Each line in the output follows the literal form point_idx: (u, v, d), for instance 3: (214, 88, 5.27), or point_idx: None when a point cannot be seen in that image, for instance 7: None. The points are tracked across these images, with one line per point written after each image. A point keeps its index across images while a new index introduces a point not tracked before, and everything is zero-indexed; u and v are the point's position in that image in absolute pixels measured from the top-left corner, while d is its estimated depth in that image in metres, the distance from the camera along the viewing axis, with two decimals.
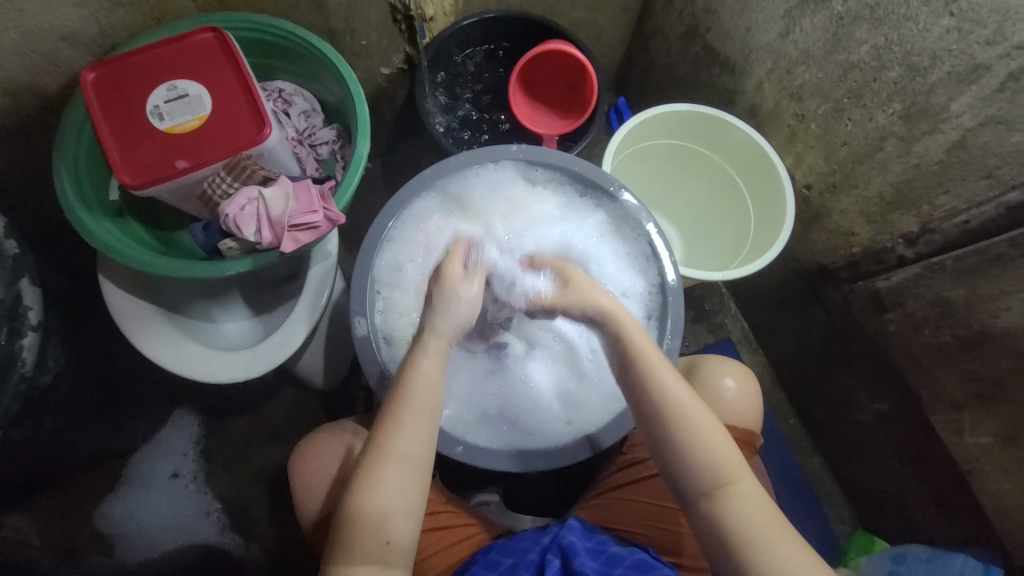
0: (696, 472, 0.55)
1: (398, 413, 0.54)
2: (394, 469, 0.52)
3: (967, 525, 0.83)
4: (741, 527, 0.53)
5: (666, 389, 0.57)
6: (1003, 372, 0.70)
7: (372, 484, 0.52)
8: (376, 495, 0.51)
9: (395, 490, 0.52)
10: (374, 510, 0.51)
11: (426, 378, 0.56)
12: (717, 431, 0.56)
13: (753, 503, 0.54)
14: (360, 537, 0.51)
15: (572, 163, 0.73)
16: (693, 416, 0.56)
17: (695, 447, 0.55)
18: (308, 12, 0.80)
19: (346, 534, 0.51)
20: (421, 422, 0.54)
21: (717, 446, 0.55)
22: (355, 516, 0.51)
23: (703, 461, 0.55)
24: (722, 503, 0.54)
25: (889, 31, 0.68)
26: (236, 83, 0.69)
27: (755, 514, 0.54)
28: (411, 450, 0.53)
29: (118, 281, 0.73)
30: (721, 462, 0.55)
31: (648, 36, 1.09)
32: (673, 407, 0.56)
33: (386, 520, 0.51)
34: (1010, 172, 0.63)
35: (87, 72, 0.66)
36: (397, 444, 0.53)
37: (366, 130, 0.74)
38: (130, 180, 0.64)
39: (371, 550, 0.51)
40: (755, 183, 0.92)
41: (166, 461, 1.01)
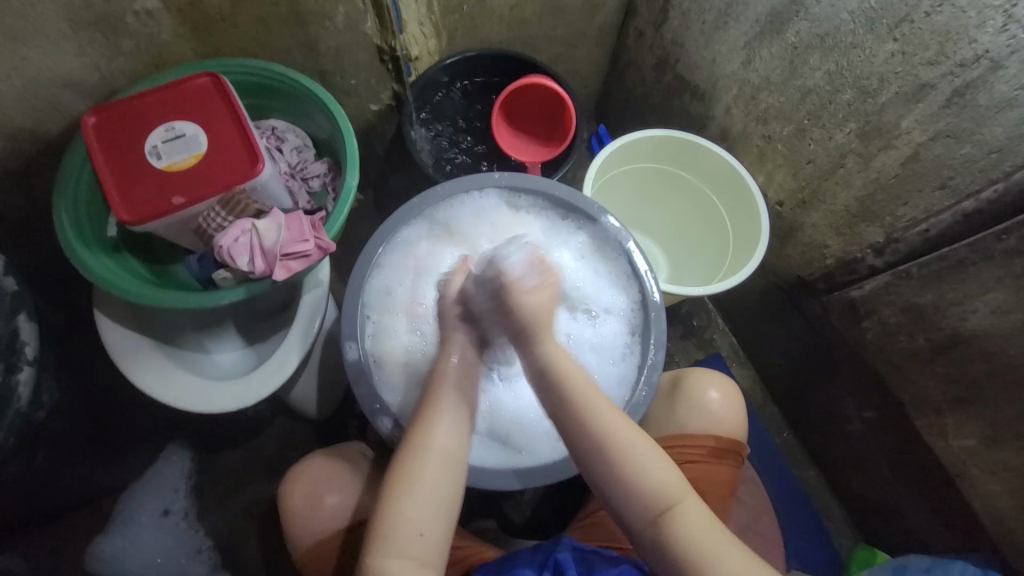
0: (638, 504, 0.56)
1: (436, 408, 0.58)
2: (435, 461, 0.56)
3: (961, 530, 0.83)
4: (688, 551, 0.55)
5: (600, 420, 0.57)
6: (977, 373, 0.72)
7: (413, 475, 0.55)
8: (415, 487, 0.54)
9: (435, 483, 0.55)
10: (412, 502, 0.54)
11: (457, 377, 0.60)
12: (656, 461, 0.57)
13: (695, 524, 0.56)
14: (397, 528, 0.53)
15: (554, 188, 0.76)
16: (626, 449, 0.56)
17: (634, 479, 0.56)
18: (300, 55, 0.85)
19: (384, 526, 0.54)
20: (456, 417, 0.58)
21: (657, 475, 0.56)
22: (393, 509, 0.54)
23: (643, 491, 0.56)
24: (667, 530, 0.56)
25: (840, 58, 0.73)
26: (230, 123, 0.72)
27: (698, 537, 0.55)
28: (448, 444, 0.57)
29: (113, 315, 0.75)
30: (660, 491, 0.56)
31: (623, 69, 1.15)
32: (609, 438, 0.56)
33: (425, 511, 0.54)
34: (962, 182, 0.67)
35: (88, 116, 0.69)
36: (435, 437, 0.56)
37: (355, 163, 0.78)
38: (128, 217, 0.67)
39: (406, 544, 0.53)
40: (731, 202, 0.96)
41: (157, 497, 1.00)
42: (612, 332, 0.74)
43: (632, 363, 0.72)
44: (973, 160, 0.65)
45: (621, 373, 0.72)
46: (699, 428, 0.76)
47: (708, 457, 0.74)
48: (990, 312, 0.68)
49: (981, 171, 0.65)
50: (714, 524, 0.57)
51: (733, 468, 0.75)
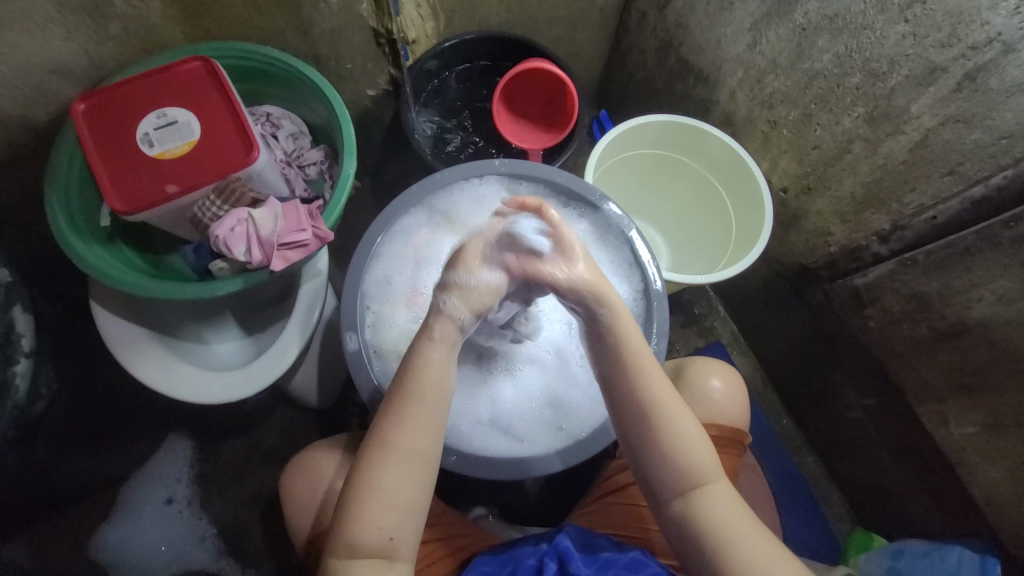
0: (675, 474, 0.56)
1: (402, 407, 0.54)
2: (400, 465, 0.53)
3: (959, 515, 0.84)
4: (714, 527, 0.55)
5: (652, 388, 0.57)
6: (980, 361, 0.72)
7: (374, 481, 0.52)
8: (380, 490, 0.52)
9: (398, 488, 0.53)
10: (375, 507, 0.52)
11: (432, 368, 0.54)
12: (699, 433, 0.57)
13: (725, 503, 0.56)
14: (362, 532, 0.52)
15: (555, 175, 0.75)
16: (675, 419, 0.57)
17: (675, 449, 0.56)
18: (294, 38, 0.83)
19: (349, 528, 0.53)
20: (424, 418, 0.54)
21: (697, 448, 0.57)
22: (358, 512, 0.52)
23: (682, 462, 0.56)
24: (696, 502, 0.56)
25: (849, 40, 0.71)
26: (224, 110, 0.71)
27: (726, 513, 0.56)
28: (414, 447, 0.53)
29: (111, 306, 0.74)
30: (698, 463, 0.56)
31: (624, 51, 1.13)
32: (657, 408, 0.56)
33: (388, 517, 0.52)
34: (971, 168, 0.66)
35: (78, 103, 0.68)
36: (399, 441, 0.53)
37: (353, 150, 0.76)
38: (121, 206, 0.66)
39: (373, 544, 0.52)
40: (735, 188, 0.95)
41: (160, 486, 1.00)
42: None
43: None
44: (983, 146, 0.64)
45: None
46: (702, 417, 0.76)
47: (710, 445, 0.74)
48: (995, 301, 0.68)
49: (991, 157, 0.64)
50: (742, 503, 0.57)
51: (735, 457, 0.75)
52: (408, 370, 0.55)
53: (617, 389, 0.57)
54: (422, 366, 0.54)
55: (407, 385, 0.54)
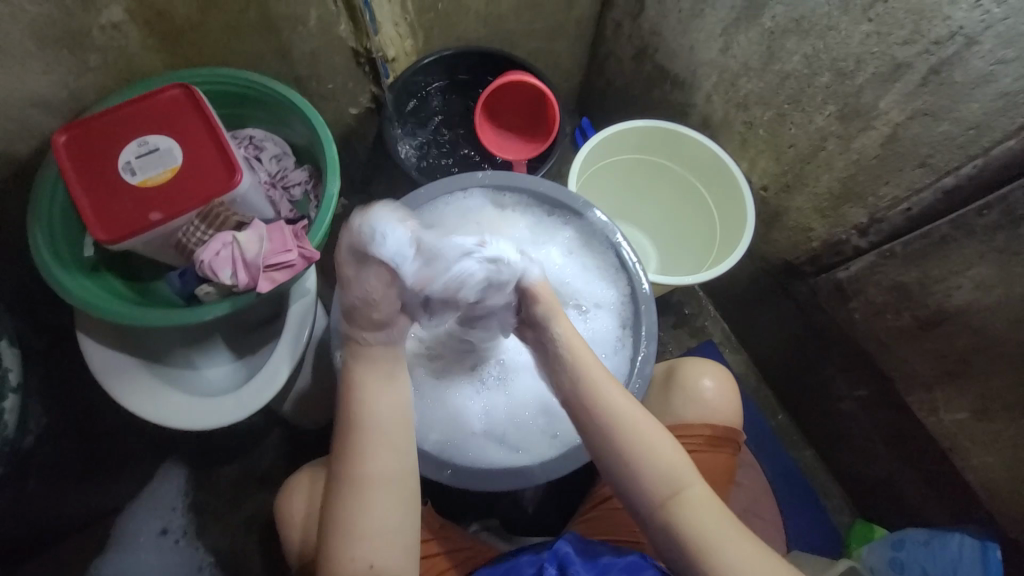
0: (648, 487, 0.57)
1: (356, 439, 0.57)
2: (366, 493, 0.55)
3: (956, 501, 0.85)
4: (696, 535, 0.55)
5: (609, 399, 0.59)
6: (964, 347, 0.73)
7: (347, 515, 0.55)
8: (353, 520, 0.55)
9: (369, 512, 0.55)
10: (351, 536, 0.55)
11: (377, 396, 0.58)
12: (666, 442, 0.58)
13: (705, 509, 0.56)
14: (345, 563, 0.54)
15: (537, 184, 0.76)
16: (637, 431, 0.58)
17: (643, 461, 0.57)
18: (273, 61, 0.84)
19: (333, 562, 0.55)
20: (379, 444, 0.56)
21: (665, 457, 0.58)
22: (337, 545, 0.55)
23: (653, 475, 0.57)
24: (676, 513, 0.56)
25: (816, 41, 0.73)
26: (205, 135, 0.71)
27: (706, 520, 0.56)
28: (376, 473, 0.56)
29: (97, 335, 0.74)
30: (669, 472, 0.57)
31: (602, 60, 1.15)
32: (618, 421, 0.58)
33: (365, 541, 0.55)
34: (941, 159, 0.67)
35: (58, 135, 0.68)
36: (362, 471, 0.56)
37: (336, 169, 0.77)
38: (104, 235, 0.66)
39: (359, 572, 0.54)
40: (716, 189, 0.97)
41: (154, 517, 0.98)
42: (603, 326, 0.74)
43: (624, 356, 0.72)
44: (952, 137, 0.66)
45: (614, 367, 0.72)
46: (695, 417, 0.76)
47: (704, 445, 0.75)
48: (974, 287, 0.69)
49: (960, 147, 0.65)
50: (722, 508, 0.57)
51: (730, 455, 0.76)
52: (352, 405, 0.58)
53: (579, 407, 0.59)
54: (365, 396, 0.58)
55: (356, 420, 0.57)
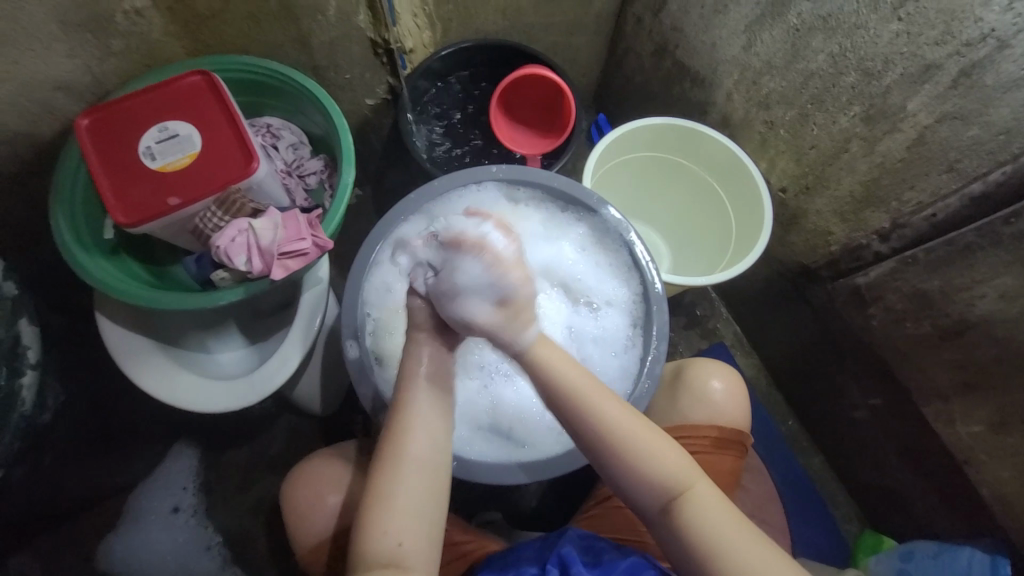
0: (650, 488, 0.55)
1: (402, 419, 0.56)
2: (412, 473, 0.54)
3: (970, 516, 0.83)
4: (704, 541, 0.53)
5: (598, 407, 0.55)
6: (986, 359, 0.71)
7: (388, 489, 0.53)
8: (393, 496, 0.53)
9: (408, 492, 0.53)
10: (388, 510, 0.52)
11: (425, 388, 0.57)
12: (659, 441, 0.56)
13: (710, 515, 0.54)
14: (375, 538, 0.52)
15: (552, 179, 0.75)
16: (627, 435, 0.55)
17: (640, 464, 0.55)
18: (293, 50, 0.84)
19: (362, 534, 0.53)
20: (422, 428, 0.56)
21: (663, 458, 0.55)
22: (371, 516, 0.53)
23: (654, 477, 0.55)
24: (679, 517, 0.54)
25: (843, 39, 0.71)
26: (225, 122, 0.72)
27: (712, 522, 0.54)
28: (423, 454, 0.55)
29: (115, 317, 0.75)
30: (669, 475, 0.55)
31: (621, 56, 1.13)
32: (610, 424, 0.55)
33: (399, 519, 0.52)
34: (970, 164, 0.65)
35: (83, 119, 0.69)
36: (407, 450, 0.54)
37: (352, 159, 0.77)
38: (124, 218, 0.67)
39: (386, 554, 0.52)
40: (733, 189, 0.95)
41: (166, 495, 1.01)
42: (613, 324, 0.74)
43: (634, 355, 0.72)
44: (980, 142, 0.64)
45: (623, 366, 0.72)
46: (703, 419, 0.76)
47: (710, 447, 0.74)
48: (998, 298, 0.67)
49: (989, 153, 0.63)
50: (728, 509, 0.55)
51: (736, 460, 0.75)
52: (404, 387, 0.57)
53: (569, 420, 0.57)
54: (416, 378, 0.58)
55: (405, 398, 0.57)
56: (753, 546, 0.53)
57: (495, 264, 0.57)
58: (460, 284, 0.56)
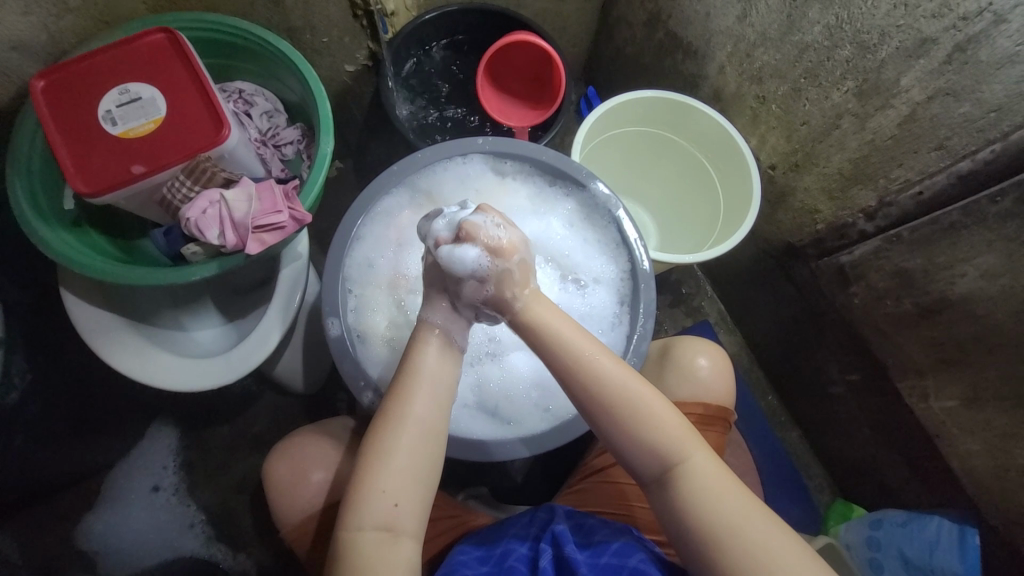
0: (649, 454, 0.55)
1: (412, 378, 0.55)
2: (417, 433, 0.53)
3: (936, 486, 0.86)
4: (701, 508, 0.53)
5: (603, 373, 0.55)
6: (961, 337, 0.73)
7: (389, 448, 0.53)
8: (394, 457, 0.52)
9: (408, 454, 0.53)
10: (386, 471, 0.52)
11: (436, 350, 0.57)
12: (658, 403, 0.56)
13: (708, 484, 0.54)
14: (372, 499, 0.51)
15: (540, 153, 0.73)
16: (628, 396, 0.55)
17: (639, 427, 0.55)
18: (265, 9, 0.79)
19: (359, 494, 0.52)
20: (429, 391, 0.55)
21: (662, 423, 0.55)
22: (370, 476, 0.52)
23: (653, 441, 0.55)
24: (677, 484, 0.54)
25: (840, 10, 0.69)
26: (192, 86, 0.67)
27: (709, 490, 0.53)
28: (426, 417, 0.54)
29: (82, 294, 0.72)
30: (668, 442, 0.55)
31: (612, 25, 1.10)
32: (612, 388, 0.55)
33: (399, 481, 0.52)
34: (959, 142, 0.65)
35: (36, 80, 0.64)
36: (412, 411, 0.54)
37: (330, 128, 0.73)
38: (85, 188, 0.62)
39: (381, 515, 0.52)
40: (723, 167, 0.94)
41: (146, 474, 0.99)
42: (600, 301, 0.73)
43: (621, 333, 0.71)
44: (971, 120, 0.63)
45: (610, 343, 0.71)
46: (688, 396, 0.76)
47: (696, 424, 0.74)
48: (979, 276, 0.68)
49: (979, 131, 0.63)
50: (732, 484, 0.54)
51: (721, 434, 0.76)
52: (421, 346, 0.57)
53: (570, 387, 0.56)
54: (430, 340, 0.57)
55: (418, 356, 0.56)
56: (758, 522, 0.52)
57: (485, 241, 0.55)
58: (454, 268, 0.55)
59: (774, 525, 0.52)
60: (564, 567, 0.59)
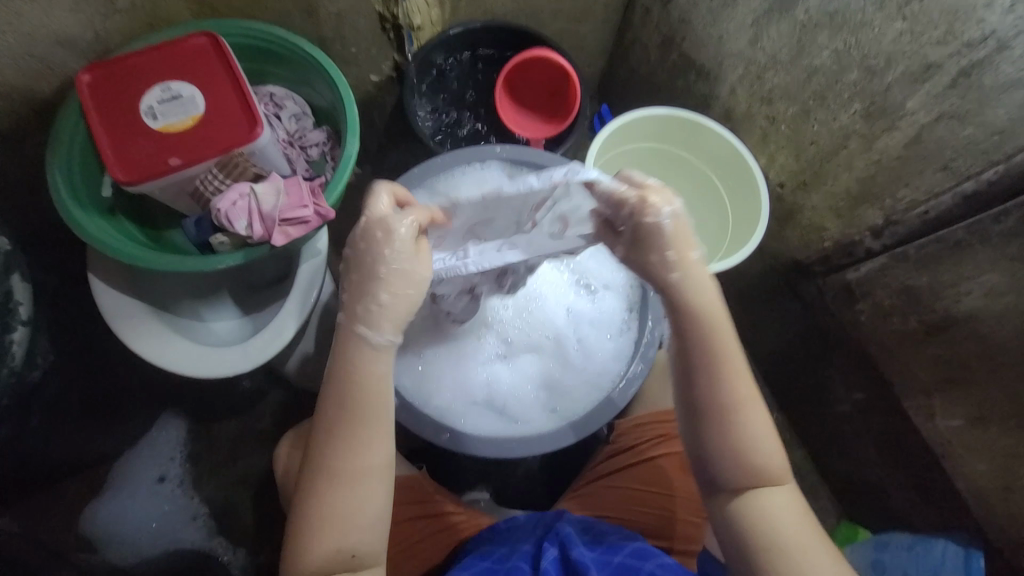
0: (740, 471, 0.54)
1: (340, 427, 0.51)
2: (355, 483, 0.51)
3: (943, 509, 0.86)
4: (771, 529, 0.53)
5: (733, 384, 0.54)
6: (968, 355, 0.73)
7: (333, 502, 0.51)
8: (338, 507, 0.51)
9: (354, 504, 0.51)
10: (335, 524, 0.51)
11: (374, 385, 0.52)
12: (767, 430, 0.55)
13: (786, 512, 0.54)
14: (324, 552, 0.51)
15: (555, 162, 0.76)
16: (743, 412, 0.54)
17: (744, 442, 0.53)
18: (299, 20, 0.83)
19: (308, 548, 0.51)
20: (374, 435, 0.52)
21: (768, 449, 0.54)
22: (317, 531, 0.51)
23: (754, 460, 0.54)
24: (755, 501, 0.54)
25: (848, 36, 0.73)
26: (229, 86, 0.71)
27: (786, 518, 0.53)
28: (368, 465, 0.52)
29: (109, 279, 0.74)
30: (765, 466, 0.54)
31: (627, 47, 1.14)
32: (737, 401, 0.53)
33: (349, 530, 0.51)
34: (964, 163, 0.67)
35: (83, 75, 0.68)
36: (351, 462, 0.51)
37: (356, 131, 0.77)
38: (124, 177, 0.66)
39: (339, 563, 0.52)
40: (732, 184, 0.96)
41: (153, 464, 0.99)
42: (610, 307, 0.75)
43: (629, 338, 0.73)
44: (975, 142, 0.66)
45: (618, 347, 0.73)
46: None
47: None
48: (984, 295, 0.69)
49: (983, 152, 0.65)
50: (808, 517, 0.54)
51: None
52: (350, 387, 0.51)
53: (697, 383, 0.54)
54: (364, 378, 0.51)
55: (350, 399, 0.51)
56: (824, 553, 0.53)
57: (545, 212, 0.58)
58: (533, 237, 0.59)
59: (837, 559, 0.53)
60: (569, 567, 0.59)
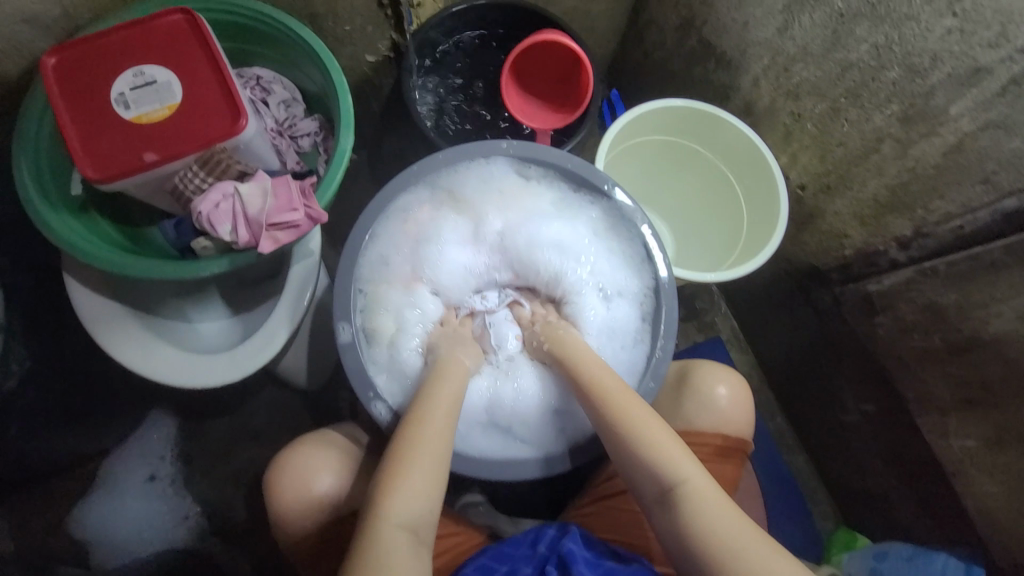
0: (649, 477, 0.58)
1: (429, 397, 0.60)
2: (440, 432, 0.58)
3: (948, 525, 0.84)
4: (703, 531, 0.54)
5: (616, 398, 0.60)
6: (991, 377, 0.70)
7: (417, 445, 0.57)
8: (421, 451, 0.57)
9: (434, 453, 0.57)
10: (417, 468, 0.56)
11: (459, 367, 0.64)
12: (665, 433, 0.59)
13: (713, 506, 0.55)
14: (399, 497, 0.54)
15: (566, 160, 0.70)
16: (636, 423, 0.59)
17: (643, 452, 0.58)
18: None
19: (387, 491, 0.54)
20: (453, 399, 0.61)
21: (669, 448, 0.58)
22: (399, 474, 0.55)
23: (657, 467, 0.58)
24: (678, 505, 0.56)
25: (890, 30, 0.66)
26: (209, 72, 0.64)
27: (713, 515, 0.55)
28: (447, 420, 0.60)
29: (87, 281, 0.69)
30: (674, 468, 0.57)
31: (643, 28, 1.06)
32: (623, 413, 0.60)
33: (425, 478, 0.56)
34: (1006, 178, 0.62)
35: (48, 57, 0.61)
36: (435, 413, 0.59)
37: (350, 123, 0.70)
38: (95, 174, 0.60)
39: (409, 515, 0.54)
40: (750, 184, 0.91)
41: (141, 463, 0.97)
42: (623, 316, 0.71)
43: (640, 351, 0.69)
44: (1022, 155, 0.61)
45: (628, 361, 0.69)
46: (707, 426, 0.73)
47: (713, 456, 0.72)
48: (1016, 317, 0.65)
49: None
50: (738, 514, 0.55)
51: (737, 467, 0.73)
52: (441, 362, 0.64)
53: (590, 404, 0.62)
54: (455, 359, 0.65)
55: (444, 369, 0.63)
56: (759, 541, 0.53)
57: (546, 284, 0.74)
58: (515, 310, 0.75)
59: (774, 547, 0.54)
60: None
